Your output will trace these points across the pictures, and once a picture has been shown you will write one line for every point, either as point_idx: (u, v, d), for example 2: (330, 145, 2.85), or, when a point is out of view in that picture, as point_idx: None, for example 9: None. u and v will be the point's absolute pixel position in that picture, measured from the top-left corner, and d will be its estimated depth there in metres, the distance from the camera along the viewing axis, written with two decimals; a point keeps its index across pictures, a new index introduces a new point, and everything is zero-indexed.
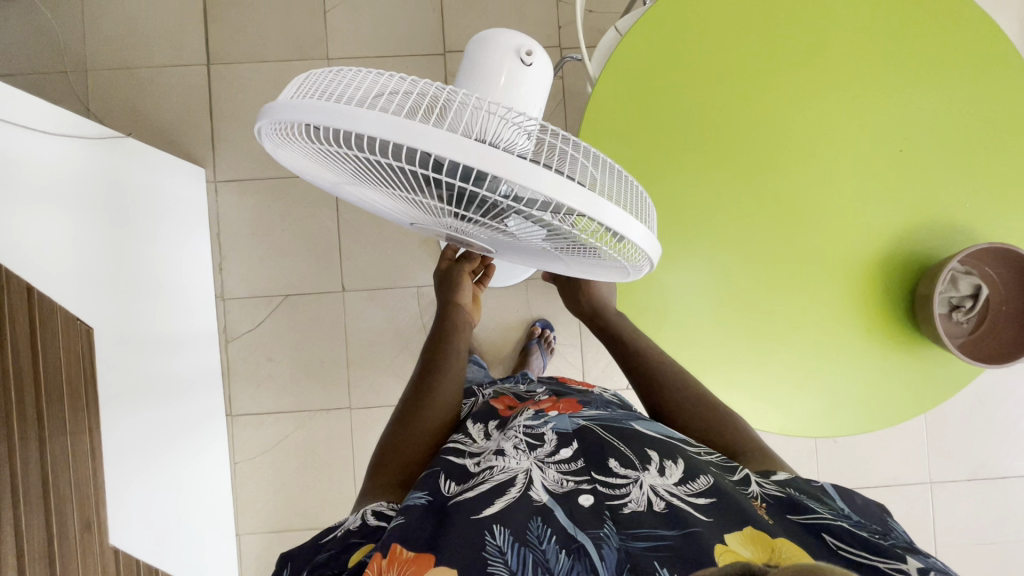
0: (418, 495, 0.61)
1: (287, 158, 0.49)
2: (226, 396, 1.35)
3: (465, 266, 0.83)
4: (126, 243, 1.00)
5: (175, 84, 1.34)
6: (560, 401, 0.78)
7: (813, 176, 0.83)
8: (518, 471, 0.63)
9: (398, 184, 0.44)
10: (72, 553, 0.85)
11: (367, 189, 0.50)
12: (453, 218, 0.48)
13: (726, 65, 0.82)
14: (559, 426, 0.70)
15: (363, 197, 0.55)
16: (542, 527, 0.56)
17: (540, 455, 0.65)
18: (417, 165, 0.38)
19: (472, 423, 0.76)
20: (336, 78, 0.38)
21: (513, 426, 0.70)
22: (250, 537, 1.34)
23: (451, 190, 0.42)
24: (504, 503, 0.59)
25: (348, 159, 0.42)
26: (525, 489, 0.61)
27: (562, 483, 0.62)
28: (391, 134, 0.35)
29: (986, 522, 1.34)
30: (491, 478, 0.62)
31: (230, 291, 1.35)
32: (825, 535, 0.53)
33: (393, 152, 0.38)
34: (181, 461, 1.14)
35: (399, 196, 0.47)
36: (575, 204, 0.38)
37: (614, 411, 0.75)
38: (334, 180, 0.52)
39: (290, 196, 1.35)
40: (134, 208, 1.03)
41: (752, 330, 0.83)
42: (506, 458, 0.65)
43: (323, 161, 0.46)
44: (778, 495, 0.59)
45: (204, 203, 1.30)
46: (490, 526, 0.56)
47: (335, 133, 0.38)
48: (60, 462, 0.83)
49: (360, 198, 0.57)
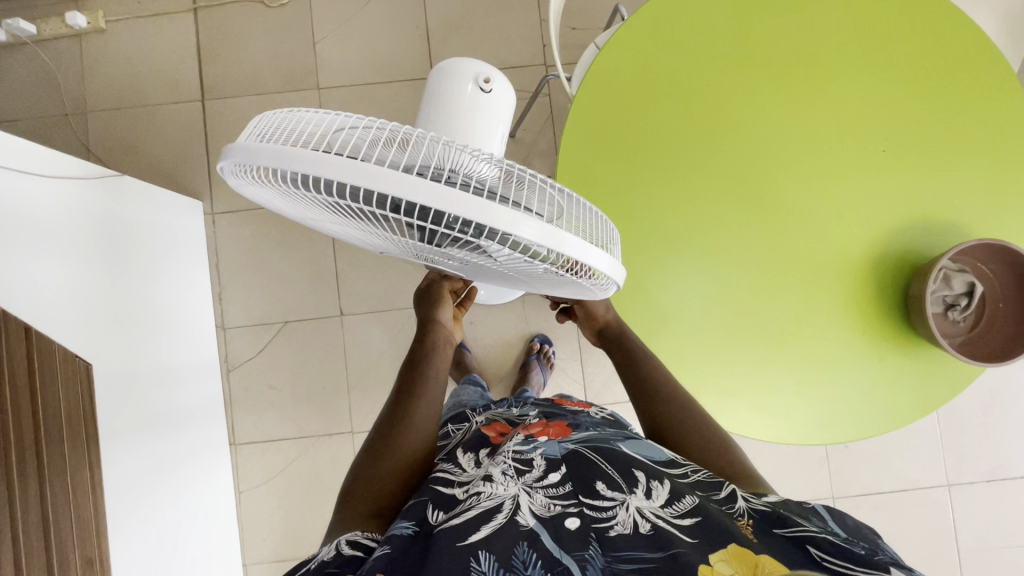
0: (405, 524, 0.61)
1: (252, 195, 0.50)
2: (230, 425, 1.35)
3: (448, 283, 0.84)
4: (122, 279, 1.01)
5: (171, 120, 1.38)
6: (551, 425, 0.77)
7: (798, 187, 0.83)
8: (505, 497, 0.62)
9: (360, 218, 0.44)
10: None
11: (334, 222, 0.50)
12: (422, 249, 0.48)
13: (704, 75, 0.82)
14: (548, 451, 0.69)
15: (334, 228, 0.55)
16: (528, 551, 0.56)
17: (528, 480, 0.64)
18: (374, 205, 0.39)
19: (462, 453, 0.76)
20: (290, 118, 0.39)
21: (502, 452, 0.68)
22: (258, 566, 1.34)
23: (413, 226, 0.42)
24: (491, 529, 0.58)
25: (308, 198, 0.42)
26: (511, 515, 0.60)
27: (549, 508, 0.61)
28: (344, 177, 0.35)
29: (1010, 524, 1.30)
30: (478, 504, 0.61)
31: (230, 320, 1.37)
32: (811, 549, 0.52)
33: (350, 193, 0.38)
34: (184, 493, 1.13)
35: (364, 229, 0.47)
36: (531, 235, 0.38)
37: (604, 433, 0.74)
38: (301, 214, 0.53)
39: (286, 224, 1.37)
40: (128, 244, 1.04)
41: (744, 338, 0.82)
42: (494, 483, 0.64)
43: (287, 198, 0.46)
44: (764, 510, 0.58)
45: (201, 235, 1.32)
46: (476, 553, 0.55)
47: (289, 175, 0.39)
48: (61, 499, 0.82)
49: (332, 231, 0.57)
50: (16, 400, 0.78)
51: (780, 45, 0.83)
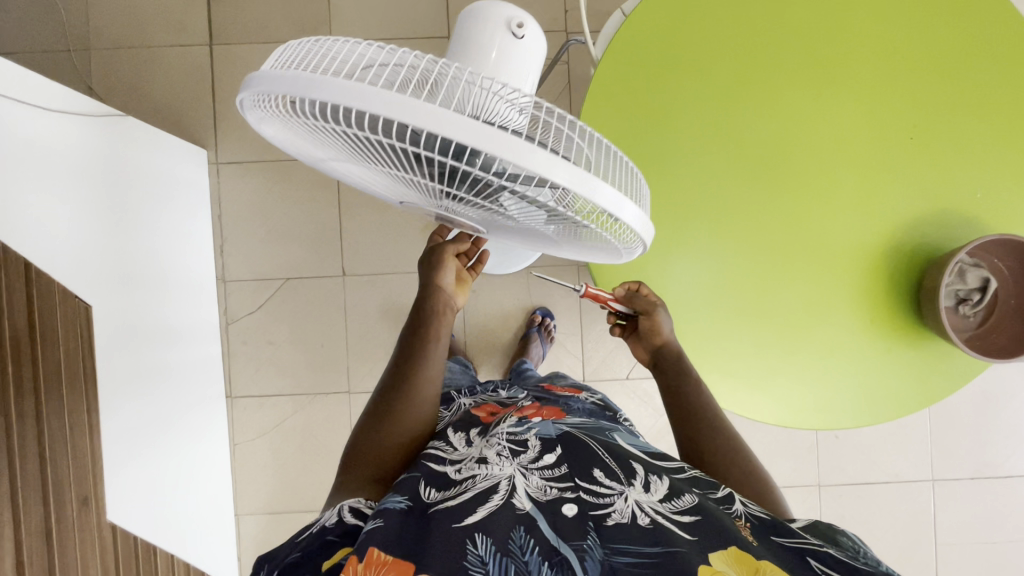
0: (397, 499, 0.61)
1: (270, 133, 0.48)
2: (227, 378, 1.35)
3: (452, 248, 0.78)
4: (123, 223, 1.00)
5: (177, 63, 1.33)
6: (543, 408, 0.79)
7: (820, 167, 0.81)
8: (500, 478, 0.63)
9: (386, 160, 0.42)
10: (69, 529, 0.85)
11: (356, 166, 0.48)
12: (446, 198, 0.47)
13: (732, 46, 0.80)
14: (542, 432, 0.71)
15: (355, 175, 0.54)
16: (525, 537, 0.56)
17: (523, 461, 0.66)
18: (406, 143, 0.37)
19: (453, 431, 0.76)
20: (319, 49, 0.37)
21: (496, 433, 0.71)
22: (250, 517, 1.36)
23: (442, 169, 0.40)
24: (486, 511, 0.59)
25: (333, 134, 0.40)
26: (507, 497, 0.61)
27: (546, 491, 0.62)
28: (374, 107, 0.34)
29: (988, 521, 1.33)
30: (474, 486, 0.63)
31: (231, 273, 1.35)
32: (811, 559, 0.52)
33: (380, 128, 0.37)
34: (179, 442, 1.14)
35: (387, 173, 0.46)
36: (564, 181, 0.37)
37: (595, 422, 0.76)
38: (321, 157, 0.51)
39: (292, 179, 1.34)
40: (132, 187, 1.02)
41: (748, 319, 0.82)
42: (489, 465, 0.65)
43: (309, 136, 0.44)
44: (763, 518, 0.59)
45: (205, 184, 1.30)
46: (473, 535, 0.56)
47: (316, 107, 0.37)
48: (57, 440, 0.83)
49: (354, 177, 0.56)
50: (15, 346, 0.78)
51: (811, 29, 0.80)
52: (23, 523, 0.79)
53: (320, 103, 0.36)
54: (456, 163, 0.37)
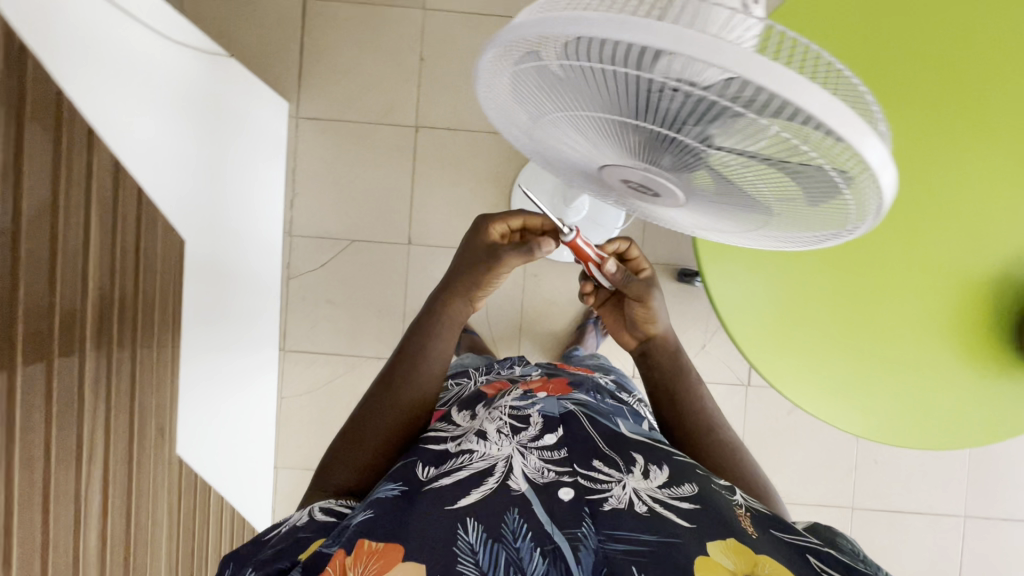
0: (391, 486, 0.61)
1: (489, 96, 0.50)
2: (281, 331, 1.36)
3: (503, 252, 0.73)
4: (217, 162, 1.00)
5: (269, 12, 1.33)
6: (550, 385, 0.80)
7: (933, 191, 0.82)
8: (498, 458, 0.62)
9: (616, 108, 0.42)
10: (147, 452, 0.85)
11: (567, 127, 0.49)
12: (663, 158, 0.46)
13: (865, 62, 0.79)
14: (546, 409, 0.71)
15: (556, 144, 0.54)
16: (519, 521, 0.55)
17: (523, 440, 0.65)
18: (657, 76, 0.37)
19: (457, 410, 0.78)
20: (573, 1, 0.39)
21: (499, 407, 0.72)
22: (288, 471, 1.37)
23: (681, 113, 0.40)
24: (481, 494, 0.58)
25: (570, 78, 0.41)
26: (502, 479, 0.60)
27: (543, 473, 0.61)
28: (624, 31, 0.34)
29: (1015, 562, 1.34)
30: (469, 464, 0.62)
31: (298, 227, 1.35)
32: (810, 558, 0.53)
33: (630, 62, 0.37)
34: (237, 387, 1.14)
35: (607, 129, 0.46)
36: (827, 114, 0.35)
37: (599, 404, 0.77)
38: (526, 124, 0.53)
39: (369, 141, 1.35)
40: (226, 128, 1.02)
41: (843, 335, 0.82)
42: (487, 443, 0.65)
43: (535, 91, 0.46)
44: (762, 511, 0.60)
45: (284, 136, 1.30)
46: (464, 519, 0.55)
47: (568, 45, 0.38)
48: (147, 369, 0.84)
49: (552, 148, 0.56)
50: (123, 277, 0.78)
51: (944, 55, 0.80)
52: (114, 445, 0.78)
53: (574, 40, 0.37)
54: (698, 90, 0.36)
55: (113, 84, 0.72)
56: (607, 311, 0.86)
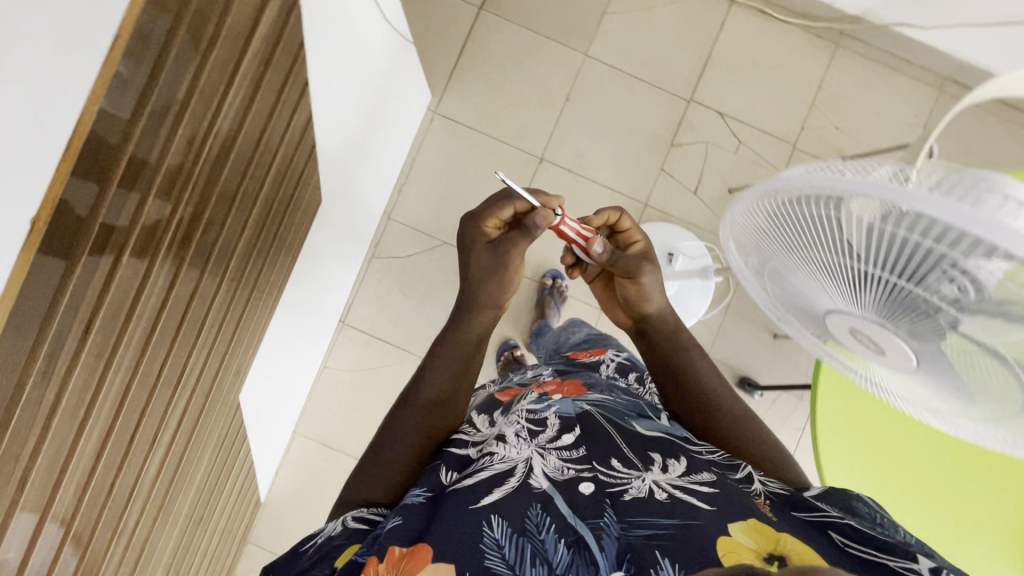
0: (417, 493, 0.55)
1: (734, 214, 0.52)
2: (347, 303, 1.36)
3: (504, 245, 0.70)
4: (364, 135, 1.03)
5: (442, 8, 1.37)
6: (566, 385, 0.74)
7: None
8: (517, 462, 0.56)
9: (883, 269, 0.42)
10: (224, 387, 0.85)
11: (809, 265, 0.49)
12: (912, 322, 0.45)
13: None
14: (562, 409, 0.65)
15: (780, 271, 0.55)
16: (542, 515, 0.51)
17: (541, 441, 0.59)
18: (957, 253, 0.36)
19: (477, 416, 0.71)
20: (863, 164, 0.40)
21: (516, 410, 0.65)
22: (304, 438, 1.35)
23: (965, 292, 0.38)
24: (503, 492, 0.52)
25: (842, 230, 0.42)
26: (524, 478, 0.54)
27: (562, 471, 0.56)
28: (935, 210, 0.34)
29: None
30: (490, 465, 0.56)
31: (398, 212, 1.37)
32: (831, 532, 0.51)
33: (926, 235, 0.37)
34: (296, 345, 1.15)
35: (858, 282, 0.45)
36: None
37: (619, 400, 0.70)
38: (758, 246, 0.54)
39: (492, 156, 1.38)
40: (381, 107, 1.06)
41: (916, 503, 0.86)
42: (507, 445, 0.58)
43: (789, 226, 0.47)
44: (778, 492, 0.57)
45: (417, 125, 1.33)
46: (488, 517, 0.50)
47: (857, 203, 0.39)
48: (254, 310, 0.86)
49: (780, 276, 0.56)
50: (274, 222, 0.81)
51: None
52: (208, 365, 0.77)
53: (868, 200, 0.38)
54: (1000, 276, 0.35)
55: (332, 58, 0.76)
56: (602, 289, 0.86)
